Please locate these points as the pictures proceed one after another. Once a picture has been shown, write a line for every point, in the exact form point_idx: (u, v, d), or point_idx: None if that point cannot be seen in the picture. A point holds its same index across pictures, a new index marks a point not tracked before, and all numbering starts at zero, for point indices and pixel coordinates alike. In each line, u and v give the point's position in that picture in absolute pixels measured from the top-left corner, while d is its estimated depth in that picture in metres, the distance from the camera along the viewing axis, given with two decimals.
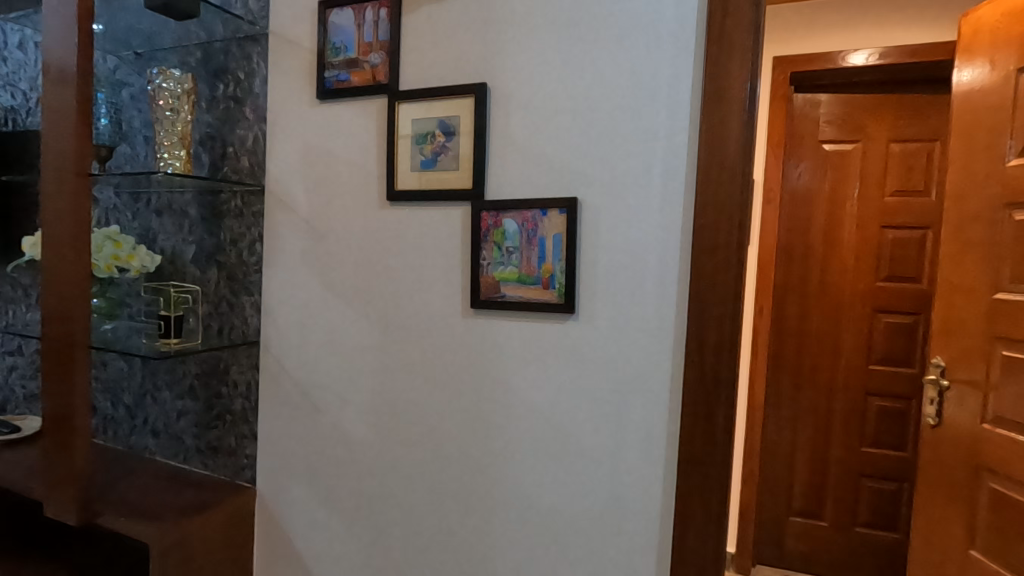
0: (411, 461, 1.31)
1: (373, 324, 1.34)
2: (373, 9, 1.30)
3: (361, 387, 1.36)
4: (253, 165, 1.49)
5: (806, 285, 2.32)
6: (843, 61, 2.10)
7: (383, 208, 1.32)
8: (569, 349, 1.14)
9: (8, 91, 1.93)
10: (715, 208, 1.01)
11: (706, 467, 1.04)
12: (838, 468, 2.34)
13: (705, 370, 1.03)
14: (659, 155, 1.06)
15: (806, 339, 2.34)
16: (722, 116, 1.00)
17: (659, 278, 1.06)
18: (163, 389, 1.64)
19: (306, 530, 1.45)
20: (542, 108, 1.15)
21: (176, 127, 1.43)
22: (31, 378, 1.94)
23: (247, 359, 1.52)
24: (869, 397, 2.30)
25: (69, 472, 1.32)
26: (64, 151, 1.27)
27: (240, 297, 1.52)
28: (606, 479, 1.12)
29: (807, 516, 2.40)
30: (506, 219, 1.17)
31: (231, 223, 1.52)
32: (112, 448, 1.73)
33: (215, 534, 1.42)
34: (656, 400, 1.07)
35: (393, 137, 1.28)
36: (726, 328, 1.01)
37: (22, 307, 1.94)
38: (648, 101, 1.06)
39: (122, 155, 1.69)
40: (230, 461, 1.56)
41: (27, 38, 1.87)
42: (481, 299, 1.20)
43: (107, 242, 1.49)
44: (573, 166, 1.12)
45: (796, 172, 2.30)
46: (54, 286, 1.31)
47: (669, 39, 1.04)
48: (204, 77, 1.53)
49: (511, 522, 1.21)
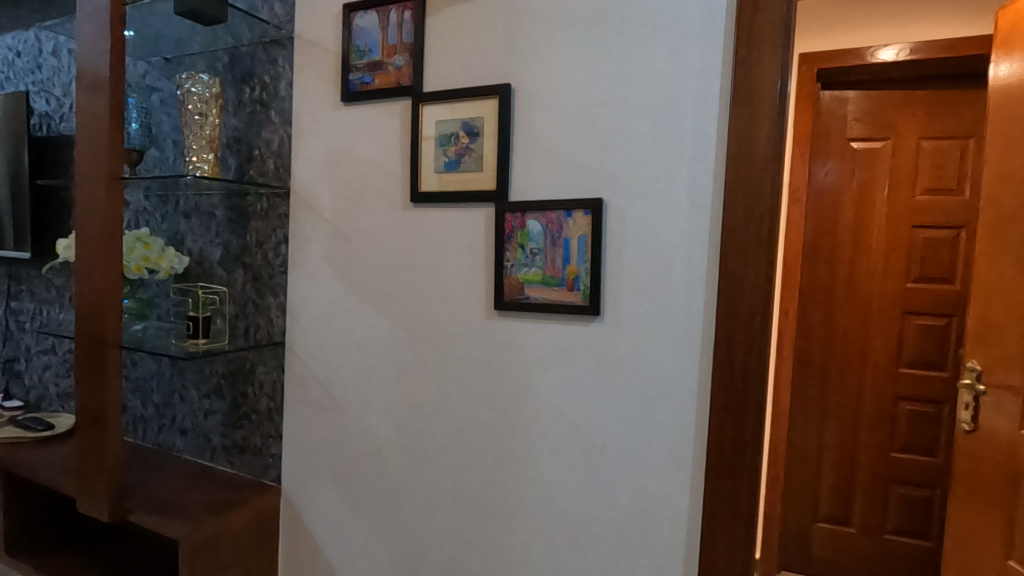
0: (434, 461, 1.31)
1: (396, 325, 1.34)
2: (398, 11, 1.30)
3: (384, 388, 1.37)
4: (279, 167, 1.51)
5: (833, 287, 2.26)
6: (872, 56, 2.05)
7: (406, 210, 1.32)
8: (594, 351, 1.13)
9: (43, 97, 1.98)
10: (744, 208, 0.99)
11: (735, 472, 1.02)
12: (866, 474, 2.29)
13: (734, 373, 1.01)
14: (686, 155, 1.04)
15: (834, 342, 2.28)
16: (751, 114, 0.98)
17: (686, 280, 1.05)
18: (190, 389, 1.66)
19: (330, 530, 1.46)
20: (567, 109, 1.14)
21: (205, 132, 1.45)
22: (64, 377, 1.99)
23: (272, 359, 1.54)
24: (899, 402, 2.24)
25: (102, 469, 1.35)
26: (97, 156, 1.30)
27: (265, 298, 1.54)
28: (632, 483, 1.11)
29: (834, 522, 2.35)
30: (531, 220, 1.16)
31: (257, 225, 1.54)
32: (141, 446, 1.77)
33: (241, 532, 1.43)
34: (683, 403, 1.06)
35: (417, 139, 1.28)
36: (756, 330, 0.99)
37: (55, 307, 1.99)
38: (675, 99, 1.05)
39: (152, 159, 1.72)
40: (256, 461, 1.58)
41: (61, 46, 1.92)
42: (505, 300, 1.20)
43: (137, 243, 1.52)
44: (598, 166, 1.11)
45: (823, 170, 2.25)
46: (87, 287, 1.34)
47: (696, 37, 1.03)
48: (231, 82, 1.56)
49: (535, 524, 1.20)
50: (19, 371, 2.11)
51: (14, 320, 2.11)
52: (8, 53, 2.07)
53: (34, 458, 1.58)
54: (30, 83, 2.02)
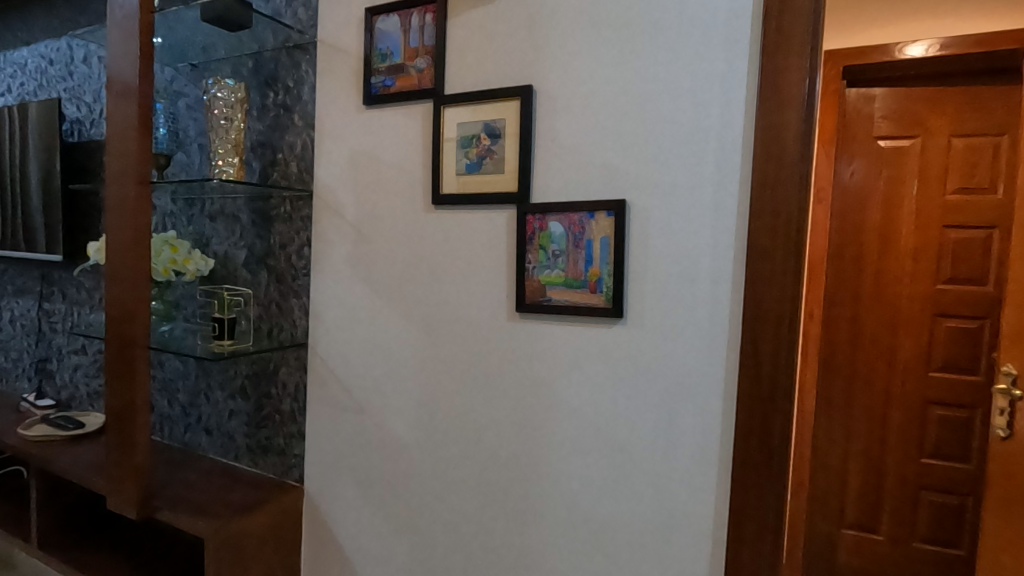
0: (455, 463, 1.31)
1: (418, 327, 1.35)
2: (419, 14, 1.31)
3: (406, 389, 1.37)
4: (302, 170, 1.52)
5: (860, 288, 2.21)
6: (900, 53, 1.98)
7: (428, 212, 1.33)
8: (616, 355, 1.12)
9: (74, 104, 2.04)
10: (772, 209, 0.97)
11: (762, 478, 1.00)
12: (895, 480, 2.23)
13: (761, 378, 0.99)
14: (712, 154, 1.03)
15: (860, 345, 2.23)
16: (780, 114, 0.96)
17: (711, 281, 1.03)
18: (215, 389, 1.69)
19: (352, 531, 1.47)
20: (590, 110, 1.13)
21: (230, 135, 1.47)
22: (94, 376, 2.03)
23: (295, 361, 1.55)
24: (929, 406, 2.18)
25: (130, 468, 1.38)
26: (127, 161, 1.33)
27: (289, 300, 1.56)
28: (656, 488, 1.09)
29: (861, 529, 2.29)
30: (552, 222, 1.16)
31: (280, 228, 1.56)
32: (168, 445, 1.80)
33: (265, 532, 1.45)
34: (708, 407, 1.04)
35: (439, 141, 1.28)
36: (784, 333, 0.97)
37: (86, 308, 2.04)
38: (700, 99, 1.03)
39: (178, 163, 1.75)
40: (279, 461, 1.59)
41: (92, 53, 1.97)
42: (527, 303, 1.19)
43: (164, 247, 1.56)
44: (620, 166, 1.10)
45: (849, 170, 2.21)
46: (117, 289, 1.36)
47: (722, 35, 1.01)
48: (256, 86, 1.58)
49: (558, 527, 1.19)
50: (51, 371, 2.17)
51: (47, 320, 2.17)
52: (41, 61, 2.13)
53: (66, 456, 1.62)
54: (62, 90, 2.07)
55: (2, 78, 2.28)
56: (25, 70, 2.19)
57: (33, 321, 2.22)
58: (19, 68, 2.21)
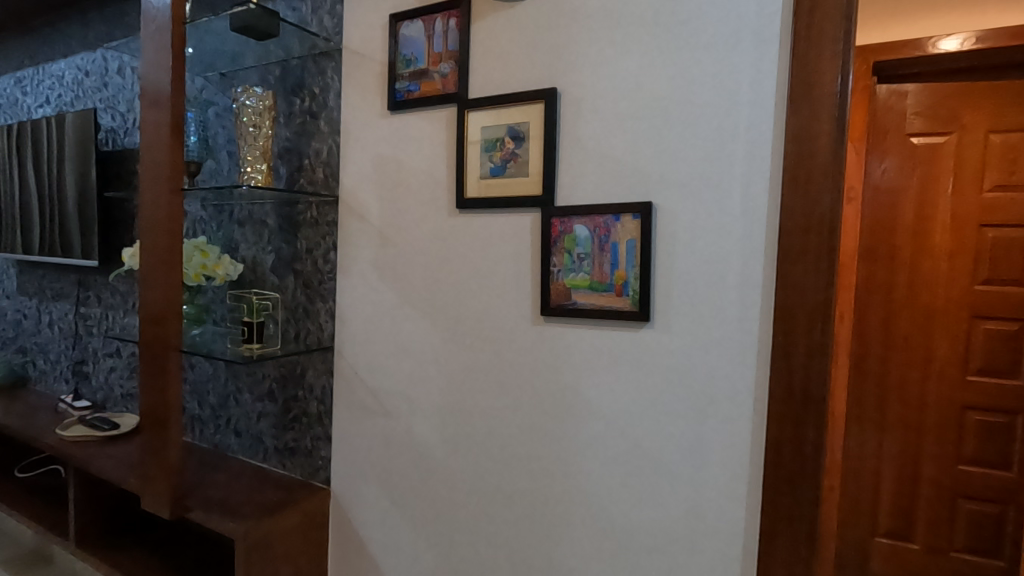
0: (481, 465, 1.31)
1: (442, 330, 1.36)
2: (443, 19, 1.31)
3: (430, 392, 1.38)
4: (328, 175, 1.54)
5: (893, 289, 2.15)
6: (932, 47, 1.91)
7: (452, 216, 1.33)
8: (642, 358, 1.11)
9: (108, 114, 2.10)
10: (803, 210, 0.95)
11: (795, 485, 0.97)
12: (930, 487, 2.16)
13: (793, 383, 0.97)
14: (740, 155, 1.01)
15: (894, 348, 2.17)
16: (811, 113, 0.94)
17: (741, 285, 1.01)
18: (244, 391, 1.72)
19: (378, 533, 1.48)
20: (614, 113, 1.13)
21: (259, 142, 1.50)
22: (127, 378, 2.09)
23: (322, 364, 1.57)
24: (966, 411, 2.11)
25: (163, 467, 1.41)
26: (159, 168, 1.36)
27: (315, 304, 1.58)
28: (684, 495, 1.08)
29: (896, 538, 2.22)
30: (577, 225, 1.15)
31: (307, 232, 1.58)
32: (198, 446, 1.84)
33: (294, 533, 1.47)
34: (737, 412, 1.02)
35: (463, 145, 1.29)
36: (817, 337, 0.95)
37: (120, 312, 2.10)
38: (729, 99, 1.01)
39: (208, 170, 1.80)
40: (307, 462, 1.61)
41: (126, 64, 2.02)
42: (552, 306, 1.18)
43: (195, 252, 1.59)
44: (646, 168, 1.09)
45: (880, 168, 2.15)
46: (150, 292, 1.40)
47: (750, 34, 1.00)
48: (283, 94, 1.61)
49: (583, 531, 1.19)
50: (87, 373, 2.23)
51: (83, 324, 2.23)
52: (78, 73, 2.20)
53: (102, 456, 1.66)
54: (97, 101, 2.13)
55: (40, 90, 2.36)
56: (62, 82, 2.26)
57: (70, 324, 2.29)
58: (57, 80, 2.28)
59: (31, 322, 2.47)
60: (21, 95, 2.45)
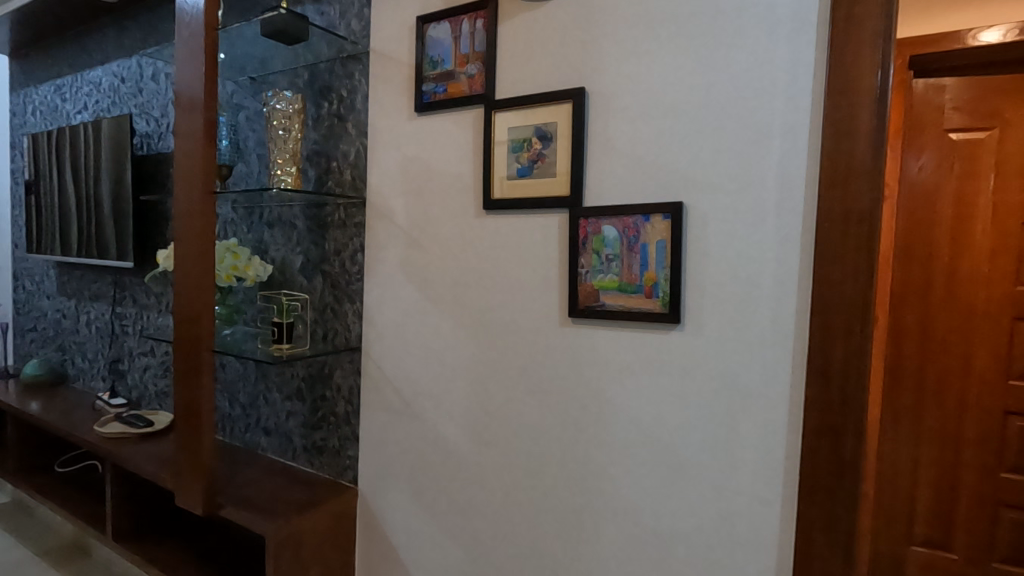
0: (508, 466, 1.30)
1: (468, 331, 1.36)
2: (470, 20, 1.31)
3: (457, 393, 1.38)
4: (355, 177, 1.56)
5: (929, 291, 2.07)
6: (973, 39, 1.83)
7: (479, 217, 1.33)
8: (672, 361, 1.09)
9: (143, 119, 2.15)
10: (841, 209, 0.92)
11: (833, 493, 0.95)
12: (970, 495, 2.07)
13: (830, 388, 0.94)
14: (775, 153, 0.98)
15: (931, 352, 2.08)
16: (850, 109, 0.91)
17: (775, 286, 0.99)
18: (274, 391, 1.75)
19: (405, 533, 1.49)
20: (644, 113, 1.11)
21: (288, 145, 1.53)
22: (161, 377, 2.14)
23: (349, 364, 1.59)
24: (1008, 417, 2.00)
25: (197, 464, 1.44)
26: (193, 170, 1.38)
27: (343, 305, 1.60)
28: (716, 500, 1.06)
29: (933, 546, 2.14)
30: (606, 225, 1.14)
31: (335, 233, 1.60)
32: (229, 443, 1.87)
33: (322, 532, 1.49)
34: (772, 417, 1.00)
35: (491, 146, 1.29)
36: (856, 341, 0.92)
37: (154, 313, 2.15)
38: (763, 96, 0.99)
39: (239, 173, 1.83)
40: (334, 461, 1.63)
41: (160, 70, 2.07)
42: (580, 307, 1.17)
43: (227, 253, 1.62)
44: (678, 167, 1.07)
45: (916, 165, 2.07)
46: (184, 292, 1.43)
47: (786, 29, 0.97)
48: (312, 97, 1.63)
49: (613, 535, 1.17)
50: (123, 371, 2.29)
51: (119, 323, 2.30)
52: (114, 79, 2.26)
53: (137, 452, 1.71)
54: (133, 106, 2.19)
55: (79, 97, 2.44)
56: (100, 88, 2.33)
57: (107, 323, 2.36)
58: (95, 87, 2.35)
59: (69, 321, 2.55)
60: (61, 102, 2.53)
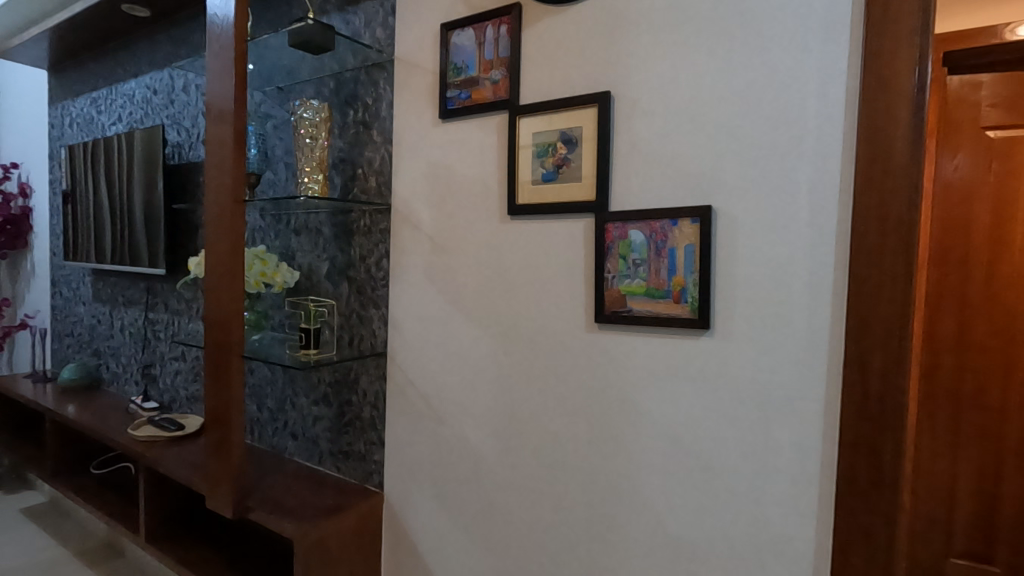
0: (534, 471, 1.30)
1: (492, 337, 1.36)
2: (494, 26, 1.32)
3: (482, 398, 1.38)
4: (380, 184, 1.57)
5: (967, 294, 1.96)
6: (1009, 33, 1.76)
7: (504, 223, 1.33)
8: (701, 368, 1.07)
9: (174, 130, 2.21)
10: (877, 212, 0.90)
11: (871, 504, 0.92)
12: (1014, 504, 1.94)
13: (868, 397, 0.91)
14: (807, 155, 0.96)
15: (969, 357, 1.97)
16: (886, 110, 0.89)
17: (809, 292, 0.96)
18: (301, 395, 1.77)
19: (430, 537, 1.49)
20: (671, 117, 1.10)
21: (315, 154, 1.55)
22: (191, 381, 2.18)
23: (375, 369, 1.60)
24: None
25: (228, 467, 1.46)
26: (224, 178, 1.41)
27: (369, 311, 1.61)
28: (749, 509, 1.03)
29: (974, 560, 2.01)
30: (633, 230, 1.13)
31: (360, 240, 1.62)
32: (257, 447, 1.90)
33: (349, 535, 1.50)
34: (806, 427, 0.97)
35: (516, 150, 1.29)
36: (895, 349, 0.89)
37: (185, 318, 2.20)
38: (794, 97, 0.97)
39: (267, 181, 1.86)
40: (360, 466, 1.64)
41: (190, 82, 2.13)
42: (606, 313, 1.16)
43: (256, 260, 1.65)
44: (707, 171, 1.06)
45: (952, 164, 1.97)
46: (215, 297, 1.46)
47: (817, 28, 0.95)
48: (338, 106, 1.65)
49: (642, 543, 1.16)
50: (155, 375, 2.35)
51: (151, 329, 2.35)
52: (147, 91, 2.33)
53: (168, 455, 1.74)
54: (164, 117, 2.25)
55: (114, 109, 2.51)
56: (133, 100, 2.40)
57: (139, 329, 2.42)
58: (128, 98, 2.43)
59: (104, 327, 2.62)
60: (96, 114, 2.61)
